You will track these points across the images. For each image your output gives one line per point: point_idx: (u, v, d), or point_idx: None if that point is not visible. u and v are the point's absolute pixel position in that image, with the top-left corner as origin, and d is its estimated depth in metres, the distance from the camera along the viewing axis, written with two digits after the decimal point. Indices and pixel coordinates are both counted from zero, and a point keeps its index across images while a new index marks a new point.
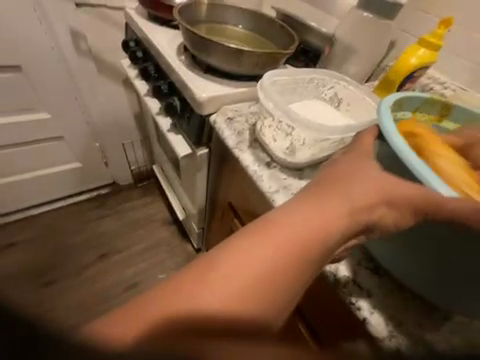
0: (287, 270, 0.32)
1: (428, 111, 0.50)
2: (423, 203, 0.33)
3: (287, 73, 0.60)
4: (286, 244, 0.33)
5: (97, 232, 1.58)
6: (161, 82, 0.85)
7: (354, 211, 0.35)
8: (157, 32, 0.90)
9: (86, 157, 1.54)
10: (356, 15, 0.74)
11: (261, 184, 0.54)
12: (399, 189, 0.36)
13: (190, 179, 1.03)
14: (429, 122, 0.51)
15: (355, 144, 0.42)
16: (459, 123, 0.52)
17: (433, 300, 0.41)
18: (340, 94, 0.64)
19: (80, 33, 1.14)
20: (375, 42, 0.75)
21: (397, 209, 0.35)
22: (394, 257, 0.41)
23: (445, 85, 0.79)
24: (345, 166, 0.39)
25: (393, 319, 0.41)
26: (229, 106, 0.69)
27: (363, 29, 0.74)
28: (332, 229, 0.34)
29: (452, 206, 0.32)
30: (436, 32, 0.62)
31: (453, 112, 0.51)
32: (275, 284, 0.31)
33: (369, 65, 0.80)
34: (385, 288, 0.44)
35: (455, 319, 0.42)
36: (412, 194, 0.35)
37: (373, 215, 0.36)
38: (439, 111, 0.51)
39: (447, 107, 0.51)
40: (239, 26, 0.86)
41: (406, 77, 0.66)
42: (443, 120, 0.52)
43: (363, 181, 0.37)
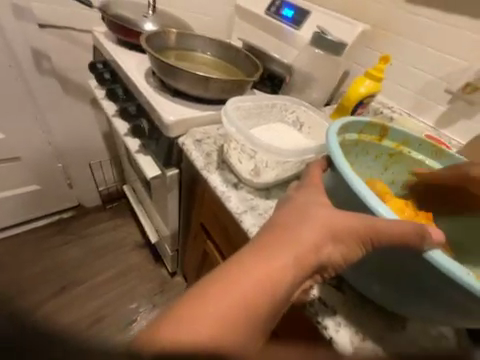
0: (257, 306, 0.32)
1: (369, 133, 0.56)
2: (367, 232, 0.36)
3: (250, 99, 0.64)
4: (257, 281, 0.32)
5: (57, 262, 1.42)
6: (129, 103, 0.85)
7: (303, 252, 0.35)
8: (126, 55, 0.90)
9: (47, 179, 1.42)
10: (311, 50, 0.83)
11: (229, 205, 0.55)
12: (351, 222, 0.36)
13: (161, 200, 0.99)
14: (370, 141, 0.57)
15: (305, 177, 0.44)
16: (396, 141, 0.58)
17: (392, 309, 0.43)
18: (301, 118, 0.69)
19: (43, 52, 1.11)
20: (330, 72, 0.84)
21: (343, 244, 0.36)
22: (354, 271, 0.43)
23: (392, 110, 0.90)
24: (299, 203, 0.39)
25: (358, 335, 0.42)
26: (197, 128, 0.71)
27: (319, 61, 0.84)
28: (296, 265, 0.34)
29: (392, 229, 0.35)
30: (378, 66, 0.72)
31: (392, 133, 0.56)
32: (247, 321, 0.31)
33: (327, 92, 0.88)
34: (349, 304, 0.45)
35: (413, 327, 0.44)
36: (360, 226, 0.36)
37: (324, 253, 0.36)
38: (379, 133, 0.56)
39: (385, 128, 0.56)
40: (208, 54, 0.90)
41: (357, 103, 0.75)
42: (383, 140, 0.57)
43: (314, 220, 0.36)
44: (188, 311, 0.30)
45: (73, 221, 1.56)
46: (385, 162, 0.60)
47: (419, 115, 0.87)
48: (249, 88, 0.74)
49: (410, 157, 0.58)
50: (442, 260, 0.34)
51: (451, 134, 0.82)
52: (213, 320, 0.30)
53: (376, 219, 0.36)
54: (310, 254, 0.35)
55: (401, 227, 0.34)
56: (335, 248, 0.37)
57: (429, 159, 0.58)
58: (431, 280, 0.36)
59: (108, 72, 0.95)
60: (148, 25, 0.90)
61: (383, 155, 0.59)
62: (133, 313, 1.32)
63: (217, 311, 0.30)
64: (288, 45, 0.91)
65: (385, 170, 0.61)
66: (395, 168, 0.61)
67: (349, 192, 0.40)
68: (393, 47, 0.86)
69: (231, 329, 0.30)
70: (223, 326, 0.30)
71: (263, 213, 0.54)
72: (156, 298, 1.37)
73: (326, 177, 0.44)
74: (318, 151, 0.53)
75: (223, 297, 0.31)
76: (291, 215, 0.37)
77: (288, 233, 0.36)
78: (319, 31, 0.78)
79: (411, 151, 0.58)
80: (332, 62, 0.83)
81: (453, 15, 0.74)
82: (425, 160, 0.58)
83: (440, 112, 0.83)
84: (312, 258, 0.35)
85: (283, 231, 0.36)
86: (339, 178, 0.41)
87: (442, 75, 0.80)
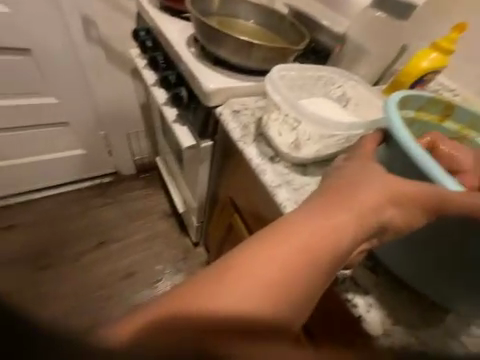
0: (311, 261, 0.32)
1: (430, 111, 0.49)
2: (431, 198, 0.33)
3: (296, 68, 0.60)
4: (309, 237, 0.33)
5: (97, 219, 1.59)
6: (169, 72, 0.86)
7: (358, 219, 0.34)
8: (168, 22, 0.90)
9: (91, 145, 1.54)
10: (368, 16, 0.73)
11: (263, 178, 0.54)
12: (410, 188, 0.34)
13: (192, 172, 1.03)
14: (429, 121, 0.50)
15: (356, 149, 0.41)
16: (461, 124, 0.51)
17: (431, 298, 0.41)
18: (349, 93, 0.63)
19: (92, 20, 1.15)
20: (387, 43, 0.75)
21: (404, 211, 0.34)
22: (395, 255, 0.41)
23: (455, 92, 0.79)
24: (351, 172, 0.37)
25: (389, 317, 0.41)
26: (236, 99, 0.69)
27: (375, 30, 0.74)
28: (351, 226, 0.34)
29: (461, 200, 0.32)
30: (449, 36, 0.62)
31: (457, 113, 0.50)
32: (302, 274, 0.32)
33: (379, 67, 0.79)
34: (383, 288, 0.44)
35: (451, 322, 0.42)
36: (420, 193, 0.34)
37: (382, 218, 0.35)
38: (442, 111, 0.50)
39: (450, 107, 0.49)
40: (250, 21, 0.85)
41: (417, 79, 0.66)
42: (445, 120, 0.51)
43: (370, 186, 0.35)
44: (243, 263, 0.31)
45: (111, 185, 1.71)
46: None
47: None
48: (293, 58, 0.70)
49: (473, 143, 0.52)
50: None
51: None
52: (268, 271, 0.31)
53: (438, 189, 0.33)
54: (366, 217, 0.34)
55: (469, 197, 0.33)
56: (393, 213, 0.35)
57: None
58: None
59: (150, 40, 0.95)
60: None
61: None
62: (159, 273, 1.46)
63: (271, 263, 0.31)
64: (341, 13, 0.82)
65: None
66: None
67: (408, 161, 0.38)
68: (471, 14, 0.73)
69: (286, 280, 0.31)
70: (277, 277, 0.31)
71: (298, 188, 0.52)
72: (180, 262, 1.49)
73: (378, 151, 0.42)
74: (367, 128, 0.49)
75: (274, 255, 0.31)
76: (341, 181, 0.36)
77: (340, 198, 0.35)
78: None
79: (475, 136, 0.51)
80: (391, 31, 0.73)
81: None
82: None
83: None
84: (368, 222, 0.34)
85: (334, 195, 0.35)
86: (397, 150, 0.39)
87: None
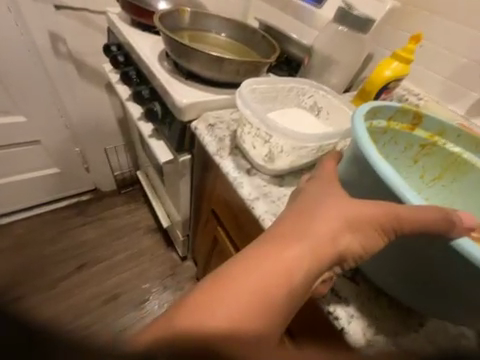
0: (273, 295, 0.32)
1: (401, 120, 0.51)
2: (388, 220, 0.34)
3: (267, 81, 0.61)
4: (269, 271, 0.32)
5: (76, 241, 1.50)
6: (142, 87, 0.84)
7: (322, 241, 0.34)
8: (139, 37, 0.89)
9: (65, 162, 1.47)
10: (332, 28, 0.77)
11: (241, 191, 0.54)
12: (368, 212, 0.35)
13: (173, 185, 1.00)
14: (400, 130, 0.52)
15: (319, 170, 0.43)
16: (430, 131, 0.53)
17: (408, 304, 0.42)
18: (320, 103, 0.65)
19: (59, 35, 1.11)
20: (353, 54, 0.78)
21: (364, 233, 0.35)
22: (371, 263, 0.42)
23: (419, 96, 0.84)
24: (313, 195, 0.38)
25: (370, 327, 0.41)
26: (211, 112, 0.69)
27: (341, 41, 0.77)
28: (310, 255, 0.34)
29: (419, 217, 0.32)
30: (407, 46, 0.66)
31: (426, 121, 0.52)
32: (262, 310, 0.31)
33: (347, 76, 0.83)
34: (362, 296, 0.44)
35: (428, 325, 0.43)
36: (378, 216, 0.34)
37: (341, 244, 0.35)
38: (412, 120, 0.52)
39: (420, 116, 0.51)
40: (222, 34, 0.87)
41: (382, 87, 0.69)
42: (416, 128, 0.53)
43: (330, 207, 0.36)
44: (210, 297, 0.30)
45: (90, 204, 1.63)
46: (415, 153, 0.56)
47: (449, 102, 0.80)
48: (265, 70, 0.71)
49: (444, 150, 0.54)
50: (473, 249, 0.31)
51: None
52: (228, 309, 0.30)
53: (397, 206, 0.34)
54: (325, 245, 0.34)
55: (428, 214, 0.33)
56: (352, 239, 0.35)
57: (466, 153, 0.53)
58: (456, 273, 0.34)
59: (122, 56, 0.94)
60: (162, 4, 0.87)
61: (414, 146, 0.55)
62: (145, 292, 1.39)
63: (231, 299, 0.31)
64: (308, 24, 0.85)
65: (414, 161, 0.57)
66: (425, 161, 0.57)
67: (370, 174, 0.38)
68: (425, 25, 0.78)
69: (246, 318, 0.30)
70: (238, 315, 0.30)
71: (276, 200, 0.52)
72: (167, 279, 1.43)
73: (344, 163, 0.43)
74: (337, 138, 0.50)
75: (240, 282, 0.32)
76: (300, 209, 0.37)
77: (299, 227, 0.35)
78: (345, 7, 0.72)
79: (446, 143, 0.53)
80: (355, 42, 0.76)
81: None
82: (461, 153, 0.53)
83: (475, 99, 0.75)
84: (327, 250, 0.34)
85: (294, 225, 0.36)
86: (362, 163, 0.40)
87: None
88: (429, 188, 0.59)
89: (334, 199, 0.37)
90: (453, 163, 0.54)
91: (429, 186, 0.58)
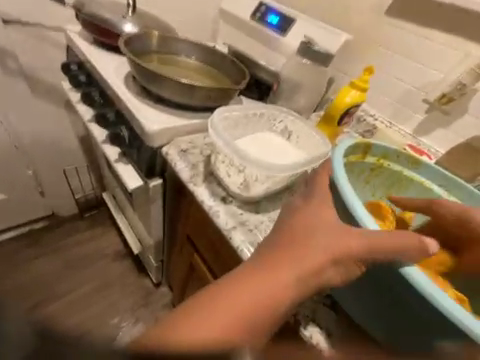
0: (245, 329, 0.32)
1: (354, 151, 0.52)
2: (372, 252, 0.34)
3: (238, 109, 0.62)
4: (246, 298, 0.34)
5: (28, 277, 1.30)
6: (107, 109, 0.79)
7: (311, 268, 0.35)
8: (103, 57, 0.85)
9: (14, 188, 1.29)
10: (296, 60, 0.83)
11: (217, 220, 0.52)
12: (353, 241, 0.35)
13: (144, 210, 0.94)
14: (354, 160, 0.53)
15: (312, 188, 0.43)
16: (377, 156, 0.55)
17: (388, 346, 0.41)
18: (290, 127, 0.68)
19: (9, 50, 1.01)
20: (316, 81, 0.84)
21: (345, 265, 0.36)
22: (351, 297, 0.42)
23: (375, 117, 0.93)
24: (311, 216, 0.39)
25: None
26: (182, 138, 0.67)
27: (305, 69, 0.83)
28: (293, 285, 0.35)
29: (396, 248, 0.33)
30: (362, 77, 0.74)
31: (374, 149, 0.54)
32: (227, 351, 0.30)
33: (314, 100, 0.88)
34: (342, 325, 0.44)
35: None
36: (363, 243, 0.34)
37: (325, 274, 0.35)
38: (363, 150, 0.53)
39: (368, 145, 0.53)
40: (192, 58, 0.87)
41: (344, 112, 0.75)
42: (366, 156, 0.54)
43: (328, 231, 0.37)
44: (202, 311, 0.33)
45: (46, 232, 1.44)
46: (367, 177, 0.57)
47: (401, 123, 0.90)
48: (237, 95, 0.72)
49: (390, 169, 0.57)
50: (423, 279, 0.33)
51: (431, 142, 0.85)
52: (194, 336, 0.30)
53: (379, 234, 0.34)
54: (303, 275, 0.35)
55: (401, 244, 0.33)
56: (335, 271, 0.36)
57: (406, 170, 0.57)
58: (417, 304, 0.34)
59: (84, 75, 0.88)
60: (128, 25, 0.85)
61: (365, 171, 0.56)
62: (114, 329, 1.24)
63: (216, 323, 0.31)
64: (274, 51, 0.90)
65: (366, 184, 0.58)
66: (375, 181, 0.58)
67: (342, 209, 0.40)
68: (375, 57, 0.90)
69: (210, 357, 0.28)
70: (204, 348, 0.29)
71: (253, 229, 0.51)
72: (140, 311, 1.30)
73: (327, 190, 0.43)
74: (308, 164, 0.52)
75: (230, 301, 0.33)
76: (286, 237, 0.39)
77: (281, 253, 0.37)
78: (306, 42, 0.81)
79: (390, 163, 0.56)
80: (318, 70, 0.83)
81: (430, 29, 0.78)
82: (403, 171, 0.57)
83: (420, 121, 0.86)
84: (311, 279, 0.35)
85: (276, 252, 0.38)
86: (337, 200, 0.40)
87: (422, 85, 0.83)
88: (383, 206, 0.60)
89: (329, 222, 0.38)
90: (398, 180, 0.58)
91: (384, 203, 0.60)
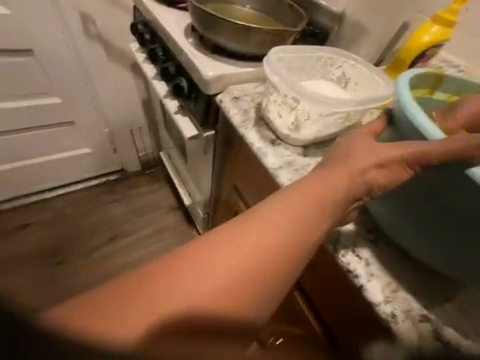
0: (255, 278, 0.35)
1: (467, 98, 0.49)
2: (414, 155, 0.36)
3: (294, 49, 0.60)
4: (249, 243, 0.36)
5: (106, 216, 1.63)
6: (168, 63, 0.86)
7: (318, 206, 0.39)
8: (165, 14, 0.90)
9: (95, 142, 1.57)
10: None
11: (265, 161, 0.55)
12: (394, 150, 0.38)
13: (197, 164, 1.04)
14: None
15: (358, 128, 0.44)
16: (448, 92, 0.48)
17: (442, 270, 0.40)
18: (348, 73, 0.63)
19: (89, 16, 1.16)
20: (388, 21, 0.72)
21: (385, 168, 0.39)
22: (403, 226, 0.41)
23: (461, 67, 0.76)
24: (344, 145, 0.43)
25: (389, 287, 0.42)
26: (235, 86, 0.70)
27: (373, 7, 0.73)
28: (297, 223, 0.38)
29: (454, 145, 0.34)
30: (451, 7, 0.60)
31: (446, 83, 0.47)
32: (230, 286, 0.34)
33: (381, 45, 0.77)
34: (385, 258, 0.44)
35: (460, 302, 0.41)
36: (400, 155, 0.37)
37: (365, 178, 0.39)
38: None
39: (440, 78, 0.46)
40: (247, 6, 0.85)
41: (419, 56, 0.64)
42: (435, 92, 0.47)
43: (362, 150, 0.41)
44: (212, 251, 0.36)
45: (119, 183, 1.74)
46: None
47: None
48: (291, 40, 0.71)
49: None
50: None
51: None
52: (201, 287, 0.33)
53: (414, 142, 0.37)
54: (306, 229, 0.38)
55: (453, 142, 0.34)
56: (377, 173, 0.39)
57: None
58: None
59: (148, 34, 0.96)
60: None
61: None
62: None
63: (227, 259, 0.35)
64: None
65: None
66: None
67: (409, 134, 0.39)
68: None
69: (216, 304, 0.33)
70: (210, 292, 0.33)
71: (300, 169, 0.53)
72: None
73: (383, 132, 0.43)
74: (366, 105, 0.50)
75: (239, 240, 0.36)
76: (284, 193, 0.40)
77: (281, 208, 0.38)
78: None
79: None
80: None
81: None
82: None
83: None
84: (317, 216, 0.38)
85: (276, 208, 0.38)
86: (404, 124, 0.39)
87: None
88: None
89: (361, 146, 0.41)
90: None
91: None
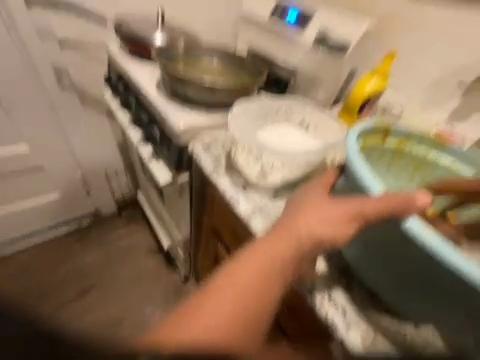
0: (255, 308, 0.40)
1: (417, 143, 0.55)
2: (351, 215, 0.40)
3: (256, 104, 0.67)
4: (245, 279, 0.41)
5: (77, 266, 1.49)
6: (141, 113, 0.88)
7: (295, 249, 0.42)
8: (138, 67, 0.95)
9: (66, 187, 1.48)
10: (311, 54, 0.86)
11: (237, 207, 0.56)
12: (336, 211, 0.41)
13: (174, 206, 1.02)
14: (411, 151, 0.55)
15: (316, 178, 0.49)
16: (399, 138, 0.54)
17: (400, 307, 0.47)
18: (309, 118, 0.69)
19: (63, 69, 1.20)
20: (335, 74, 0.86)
21: (332, 227, 0.41)
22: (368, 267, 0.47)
23: (403, 107, 0.89)
24: (302, 197, 0.46)
25: (359, 324, 0.48)
26: (206, 134, 0.73)
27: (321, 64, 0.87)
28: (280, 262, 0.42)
29: (388, 204, 0.37)
30: (383, 63, 0.72)
31: (394, 131, 0.53)
32: (237, 317, 0.40)
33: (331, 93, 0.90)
34: (354, 297, 0.51)
35: None
36: (343, 213, 0.40)
37: (314, 236, 0.42)
38: (429, 145, 0.54)
39: (386, 128, 0.53)
40: (214, 60, 0.93)
41: (364, 102, 0.74)
42: (387, 139, 0.54)
43: (313, 207, 0.43)
44: (218, 290, 0.41)
45: (91, 228, 1.63)
46: (389, 161, 0.56)
47: (432, 111, 0.85)
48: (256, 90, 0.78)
49: (412, 152, 0.55)
50: (431, 238, 0.39)
51: (470, 128, 0.78)
52: (210, 320, 0.39)
53: (356, 199, 0.40)
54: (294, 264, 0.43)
55: (383, 201, 0.38)
56: (325, 231, 0.41)
57: (431, 152, 0.55)
58: (433, 267, 0.39)
59: (122, 86, 1.01)
60: (158, 37, 0.94)
61: (423, 167, 0.56)
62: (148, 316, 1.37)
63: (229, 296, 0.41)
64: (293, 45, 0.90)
65: (391, 169, 0.57)
66: (401, 164, 0.57)
67: (357, 188, 0.44)
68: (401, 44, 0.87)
69: (222, 338, 0.38)
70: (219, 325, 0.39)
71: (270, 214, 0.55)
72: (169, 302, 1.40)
73: (339, 184, 0.48)
74: (320, 152, 0.57)
75: (237, 278, 0.42)
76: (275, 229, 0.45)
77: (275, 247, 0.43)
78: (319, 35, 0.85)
79: (413, 146, 0.55)
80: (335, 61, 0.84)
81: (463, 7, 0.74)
82: (428, 153, 0.55)
83: (455, 106, 0.80)
84: (294, 258, 0.42)
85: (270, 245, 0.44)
86: (352, 178, 0.45)
87: (453, 69, 0.78)
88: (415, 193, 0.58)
89: (315, 202, 0.44)
90: (422, 162, 0.56)
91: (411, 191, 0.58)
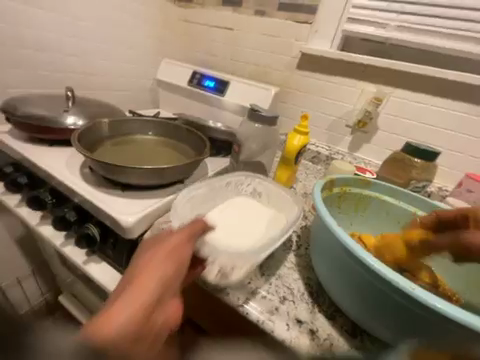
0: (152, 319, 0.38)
1: (353, 186, 0.67)
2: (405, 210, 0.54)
3: (203, 185, 0.68)
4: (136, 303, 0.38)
5: None
6: (65, 210, 0.70)
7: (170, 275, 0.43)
8: (46, 154, 0.79)
9: None
10: (249, 125, 0.89)
11: (228, 299, 0.50)
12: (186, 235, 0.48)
13: None
14: (351, 192, 0.67)
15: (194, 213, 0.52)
16: (340, 186, 0.65)
17: (385, 338, 0.42)
18: (258, 188, 0.75)
19: None
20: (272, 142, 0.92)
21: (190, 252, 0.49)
22: (352, 303, 0.44)
23: (316, 145, 1.14)
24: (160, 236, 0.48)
25: (307, 330, 0.46)
26: (162, 218, 0.65)
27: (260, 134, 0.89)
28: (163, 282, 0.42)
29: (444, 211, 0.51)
30: (302, 124, 0.87)
31: (336, 181, 0.63)
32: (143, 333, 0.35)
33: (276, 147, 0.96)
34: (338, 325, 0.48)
35: None
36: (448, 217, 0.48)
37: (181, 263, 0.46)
38: (363, 185, 0.68)
39: (330, 181, 0.63)
40: (148, 134, 0.89)
41: (296, 155, 0.87)
42: (333, 189, 0.64)
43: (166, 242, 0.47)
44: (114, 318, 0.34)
45: None
46: (337, 204, 0.66)
47: (337, 144, 1.12)
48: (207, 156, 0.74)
49: (352, 193, 0.67)
50: (387, 272, 0.37)
51: (364, 155, 1.07)
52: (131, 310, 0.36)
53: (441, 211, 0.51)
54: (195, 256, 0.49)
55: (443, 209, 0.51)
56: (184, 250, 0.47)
57: (363, 190, 0.68)
58: (393, 292, 0.37)
59: (23, 176, 0.78)
60: (70, 119, 0.81)
61: (363, 202, 0.69)
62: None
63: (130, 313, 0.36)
64: (218, 108, 1.18)
65: (341, 209, 0.67)
66: (345, 205, 0.68)
67: (329, 234, 0.46)
68: (304, 102, 1.15)
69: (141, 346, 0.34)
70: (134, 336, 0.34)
71: (266, 294, 0.51)
72: None
73: (316, 229, 0.52)
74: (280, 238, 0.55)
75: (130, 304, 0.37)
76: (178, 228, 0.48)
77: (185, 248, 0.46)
78: (251, 108, 0.88)
79: (351, 188, 0.67)
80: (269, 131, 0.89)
81: (336, 75, 1.05)
82: (362, 191, 0.68)
83: (349, 140, 1.09)
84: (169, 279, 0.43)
85: (176, 247, 0.45)
86: (321, 223, 0.49)
87: (343, 113, 1.08)
88: (360, 224, 0.70)
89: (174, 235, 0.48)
90: (359, 199, 0.68)
91: (357, 224, 0.69)
